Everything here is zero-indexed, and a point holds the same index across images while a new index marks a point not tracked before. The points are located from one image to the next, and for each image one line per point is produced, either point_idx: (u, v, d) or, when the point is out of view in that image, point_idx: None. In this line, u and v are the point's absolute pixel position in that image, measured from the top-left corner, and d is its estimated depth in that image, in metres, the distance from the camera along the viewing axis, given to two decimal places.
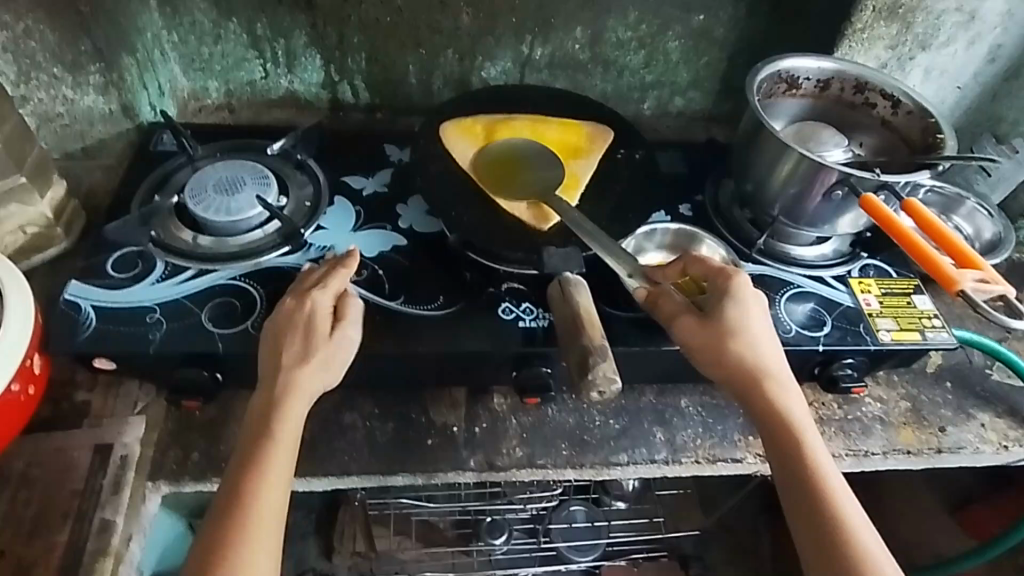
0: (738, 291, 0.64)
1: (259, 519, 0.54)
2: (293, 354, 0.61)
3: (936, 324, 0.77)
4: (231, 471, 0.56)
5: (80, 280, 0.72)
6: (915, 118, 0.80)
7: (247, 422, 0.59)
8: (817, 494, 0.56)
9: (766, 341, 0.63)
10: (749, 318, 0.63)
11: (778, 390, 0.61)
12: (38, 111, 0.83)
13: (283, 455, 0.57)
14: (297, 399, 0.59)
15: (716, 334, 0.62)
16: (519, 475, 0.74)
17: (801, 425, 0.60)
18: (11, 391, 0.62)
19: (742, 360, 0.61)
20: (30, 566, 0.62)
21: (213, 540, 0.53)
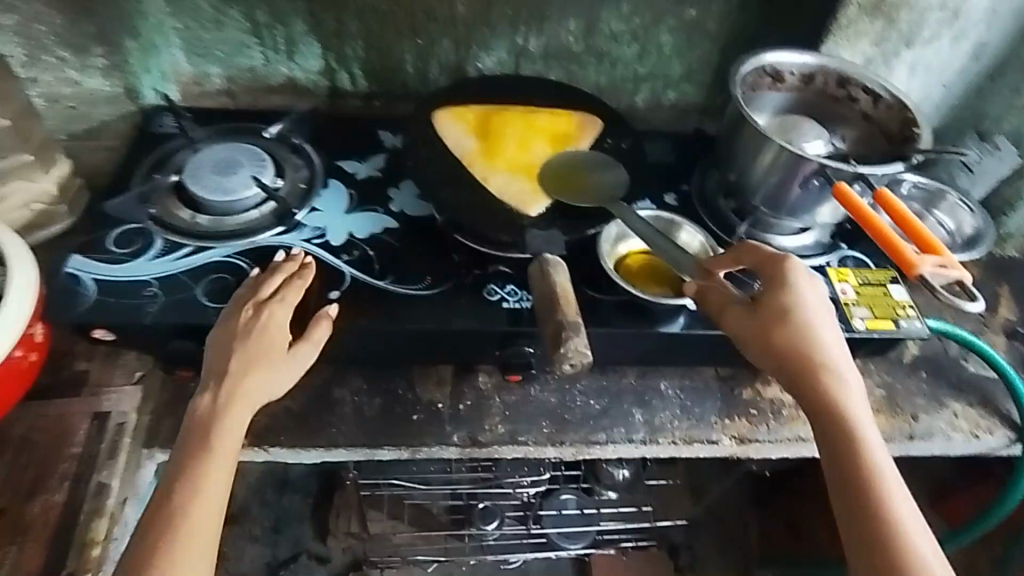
0: (798, 277, 0.65)
1: (190, 525, 0.56)
2: (239, 362, 0.64)
3: (911, 314, 0.79)
4: (171, 470, 0.59)
5: (81, 254, 0.74)
6: (895, 112, 0.82)
7: (188, 422, 0.61)
8: (865, 483, 0.57)
9: (825, 328, 0.64)
10: (807, 304, 0.64)
11: (834, 384, 0.62)
12: (46, 91, 0.88)
13: (219, 461, 0.59)
14: (241, 409, 0.62)
15: (770, 320, 0.64)
16: (501, 450, 0.77)
17: (857, 417, 0.61)
18: (12, 357, 0.66)
19: (794, 350, 0.63)
20: (28, 524, 0.65)
21: (149, 536, 0.55)
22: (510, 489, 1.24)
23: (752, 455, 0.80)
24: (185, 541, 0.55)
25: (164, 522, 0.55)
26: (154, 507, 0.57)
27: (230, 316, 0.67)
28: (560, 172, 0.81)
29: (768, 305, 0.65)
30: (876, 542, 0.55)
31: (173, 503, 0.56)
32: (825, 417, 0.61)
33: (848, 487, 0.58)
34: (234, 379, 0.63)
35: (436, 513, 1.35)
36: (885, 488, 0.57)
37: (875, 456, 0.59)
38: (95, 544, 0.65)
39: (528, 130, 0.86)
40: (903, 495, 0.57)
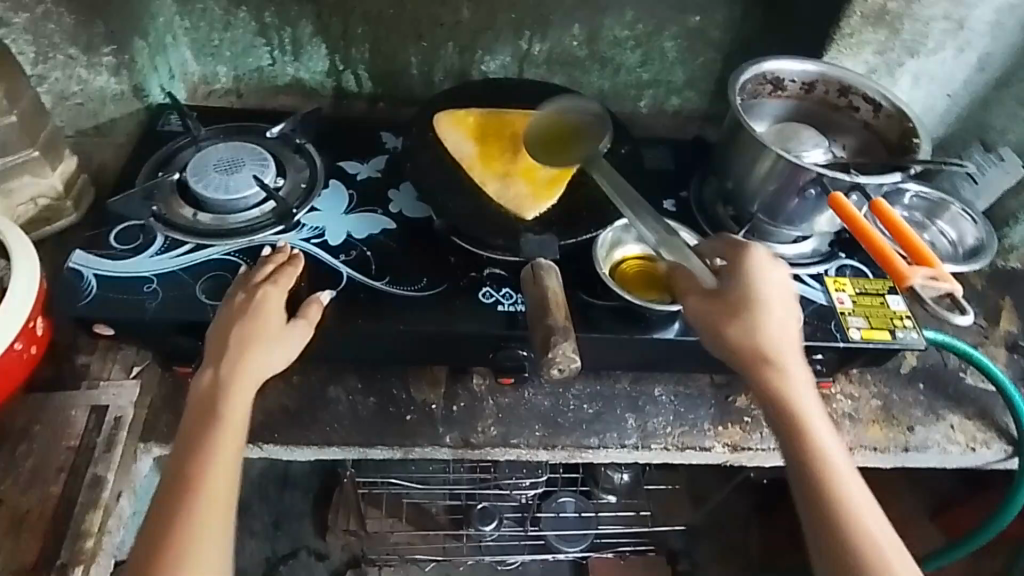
0: (755, 271, 0.65)
1: (206, 497, 0.57)
2: (237, 342, 0.65)
3: (907, 325, 0.79)
4: (179, 448, 0.60)
5: (84, 250, 0.76)
6: (895, 122, 0.82)
7: (191, 404, 0.63)
8: (820, 479, 0.57)
9: (781, 322, 0.63)
10: (762, 297, 0.63)
11: (781, 376, 0.61)
12: (55, 89, 0.89)
13: (229, 435, 0.61)
14: (243, 383, 0.63)
15: (727, 316, 0.63)
16: (493, 452, 0.77)
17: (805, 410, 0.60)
18: (14, 350, 0.67)
19: (741, 343, 0.62)
20: (25, 514, 0.67)
21: (163, 510, 0.57)
22: (509, 491, 1.22)
23: (744, 462, 0.81)
24: (203, 512, 0.57)
25: (179, 496, 0.57)
26: (168, 483, 0.58)
27: (225, 305, 0.69)
28: (541, 144, 0.84)
29: (727, 300, 0.64)
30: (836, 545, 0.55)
31: (187, 476, 0.58)
32: (781, 414, 0.60)
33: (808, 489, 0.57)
34: (233, 357, 0.64)
35: (434, 514, 1.38)
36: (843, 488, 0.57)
37: (830, 454, 0.58)
38: (89, 535, 0.66)
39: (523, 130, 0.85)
40: (861, 492, 0.57)
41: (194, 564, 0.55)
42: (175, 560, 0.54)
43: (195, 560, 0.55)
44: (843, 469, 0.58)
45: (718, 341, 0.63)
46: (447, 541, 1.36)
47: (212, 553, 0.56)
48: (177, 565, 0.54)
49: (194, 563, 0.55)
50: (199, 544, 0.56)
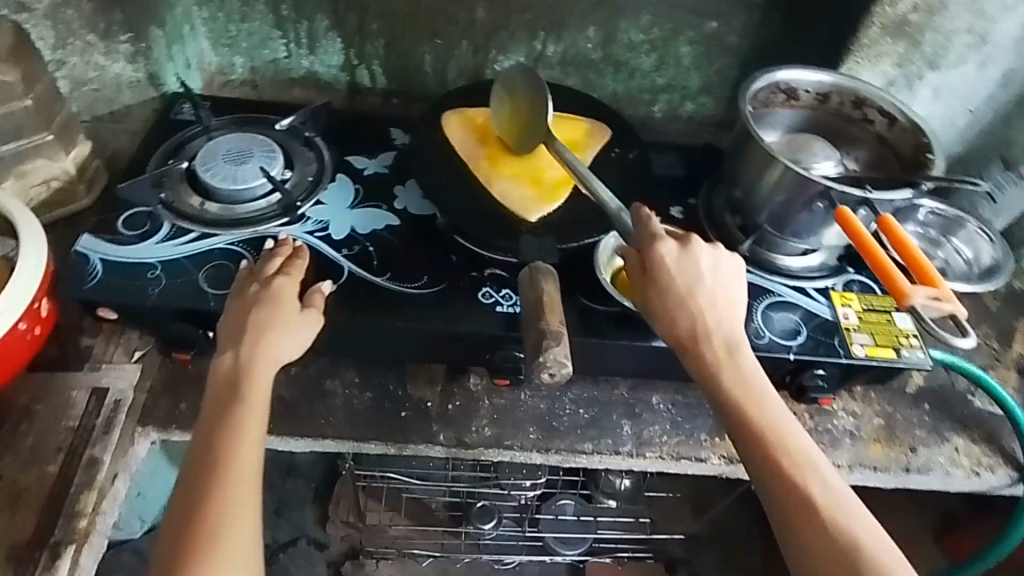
0: (680, 256, 0.64)
1: (237, 470, 0.60)
2: (256, 326, 0.67)
3: (914, 344, 0.78)
4: (204, 425, 0.63)
5: (92, 234, 0.77)
6: (909, 136, 0.80)
7: (213, 385, 0.65)
8: (767, 459, 0.56)
9: (710, 306, 0.63)
10: (692, 282, 0.63)
11: (721, 359, 0.61)
12: (71, 75, 0.91)
13: (254, 410, 0.64)
14: (264, 366, 0.65)
15: (664, 307, 0.62)
16: (486, 453, 0.77)
17: (746, 392, 0.59)
18: (18, 330, 0.68)
19: (684, 332, 0.62)
20: (23, 491, 0.68)
21: (196, 481, 0.60)
22: (508, 490, 1.21)
23: (740, 474, 0.80)
24: (236, 483, 0.60)
25: (211, 471, 0.60)
26: (196, 461, 0.61)
27: (237, 293, 0.71)
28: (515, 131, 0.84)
29: (658, 289, 0.63)
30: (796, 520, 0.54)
31: (217, 449, 0.61)
32: (722, 399, 0.60)
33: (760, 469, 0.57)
34: (252, 342, 0.66)
35: (434, 510, 1.35)
36: (794, 461, 0.56)
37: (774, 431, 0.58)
38: (83, 515, 0.67)
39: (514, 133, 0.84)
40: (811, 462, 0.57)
41: (231, 531, 0.58)
42: (212, 529, 0.57)
43: (230, 526, 0.58)
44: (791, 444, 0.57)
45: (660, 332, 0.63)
46: (445, 537, 1.36)
47: (248, 520, 0.59)
48: (216, 534, 0.57)
49: (232, 530, 0.58)
50: (234, 512, 0.59)
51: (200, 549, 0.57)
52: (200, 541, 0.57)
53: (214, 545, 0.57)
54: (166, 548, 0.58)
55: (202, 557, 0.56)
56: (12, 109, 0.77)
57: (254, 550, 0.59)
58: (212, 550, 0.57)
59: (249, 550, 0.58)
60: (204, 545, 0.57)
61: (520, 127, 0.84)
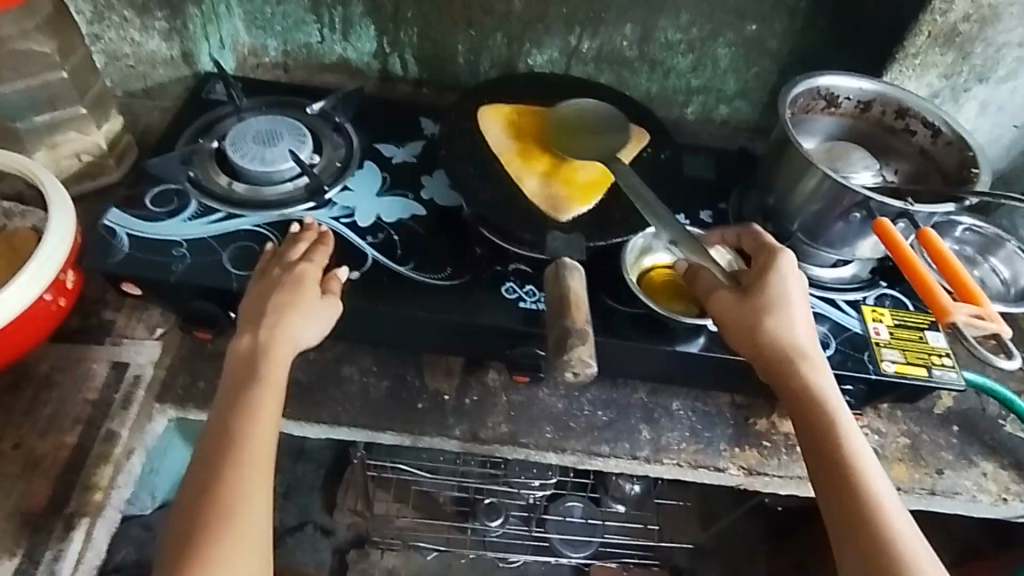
0: (780, 272, 0.68)
1: (251, 451, 0.61)
2: (275, 309, 0.67)
3: (946, 363, 0.75)
4: (222, 404, 0.64)
5: (120, 208, 0.77)
6: (954, 150, 0.78)
7: (231, 365, 0.66)
8: (837, 456, 0.61)
9: (802, 317, 0.67)
10: (787, 296, 0.67)
11: (808, 366, 0.65)
12: (108, 49, 0.93)
13: (271, 394, 0.64)
14: (281, 350, 0.66)
15: (755, 313, 0.66)
16: (501, 449, 0.76)
17: (828, 399, 0.63)
18: (43, 299, 0.69)
19: (774, 334, 0.65)
20: (40, 459, 0.68)
21: (212, 459, 0.61)
22: (518, 489, 1.22)
23: (758, 487, 0.78)
24: (249, 464, 0.60)
25: (226, 450, 0.61)
26: (212, 438, 0.62)
27: (259, 274, 0.71)
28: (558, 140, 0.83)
29: (750, 295, 0.67)
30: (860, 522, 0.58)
31: (232, 429, 0.62)
32: (808, 403, 0.63)
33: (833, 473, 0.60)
34: (270, 324, 0.67)
35: (441, 503, 1.35)
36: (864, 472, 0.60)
37: (847, 435, 0.62)
38: (97, 488, 0.67)
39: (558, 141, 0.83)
40: (877, 471, 0.61)
41: (244, 512, 0.59)
42: (226, 508, 0.58)
43: (243, 506, 0.59)
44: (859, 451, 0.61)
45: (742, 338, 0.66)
46: (450, 531, 1.35)
47: (260, 501, 0.60)
48: (229, 512, 0.58)
49: (245, 509, 0.59)
50: (248, 492, 0.59)
51: (211, 527, 0.58)
52: (212, 518, 0.58)
53: (227, 524, 0.58)
54: (179, 521, 0.59)
55: (217, 535, 0.57)
56: (48, 80, 0.78)
57: (264, 531, 0.60)
58: (224, 528, 0.58)
59: (260, 532, 0.59)
60: (216, 522, 0.58)
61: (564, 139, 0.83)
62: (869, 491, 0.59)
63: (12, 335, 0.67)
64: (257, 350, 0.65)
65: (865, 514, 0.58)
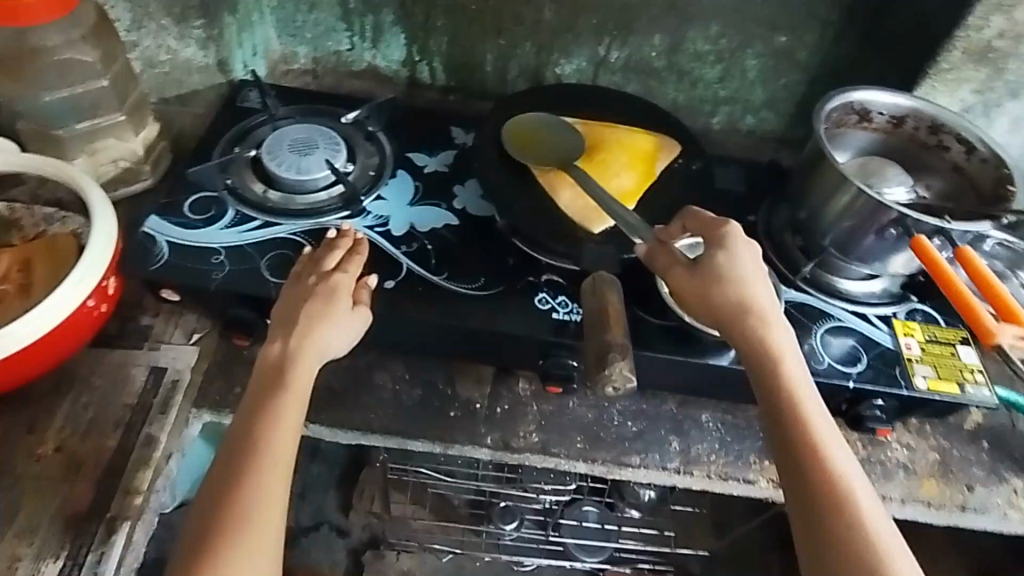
0: (730, 242, 0.65)
1: (270, 458, 0.61)
2: (306, 317, 0.67)
3: (979, 380, 0.75)
4: (246, 409, 0.64)
5: (159, 215, 0.78)
6: (989, 167, 0.78)
7: (260, 370, 0.66)
8: (796, 428, 0.58)
9: (758, 287, 0.64)
10: (738, 266, 0.64)
11: (766, 334, 0.62)
12: (144, 56, 0.93)
13: (294, 402, 0.64)
14: (310, 358, 0.66)
15: (707, 287, 0.63)
16: (532, 458, 0.77)
17: (787, 368, 0.61)
18: (86, 306, 0.70)
19: (729, 304, 0.63)
20: (81, 461, 0.69)
21: (233, 463, 0.61)
22: (534, 494, 1.23)
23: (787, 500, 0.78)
24: (266, 470, 0.60)
25: (246, 457, 0.61)
26: (233, 444, 0.62)
27: (293, 282, 0.71)
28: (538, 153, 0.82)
29: (705, 268, 0.64)
30: (814, 500, 0.56)
31: (255, 434, 0.62)
32: (764, 373, 0.61)
33: (789, 448, 0.58)
34: (301, 332, 0.67)
35: (456, 505, 1.33)
36: (822, 443, 0.58)
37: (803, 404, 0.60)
38: (138, 491, 0.69)
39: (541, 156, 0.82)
40: (836, 442, 0.58)
41: (261, 517, 0.59)
42: (243, 516, 0.58)
43: (256, 512, 0.59)
44: (816, 420, 0.59)
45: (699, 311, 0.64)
46: (465, 534, 1.35)
47: (277, 509, 0.60)
48: (244, 515, 0.58)
49: (259, 513, 0.59)
50: (265, 500, 0.59)
51: (228, 534, 0.58)
52: (230, 525, 0.58)
53: (243, 531, 0.58)
54: (196, 526, 0.59)
55: (233, 538, 0.57)
56: (90, 89, 0.79)
57: (279, 539, 0.60)
58: (241, 536, 0.58)
59: (274, 541, 0.59)
60: (233, 530, 0.58)
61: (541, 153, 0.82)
62: (822, 463, 0.57)
63: (54, 340, 0.68)
64: (286, 357, 0.65)
65: (819, 491, 0.56)
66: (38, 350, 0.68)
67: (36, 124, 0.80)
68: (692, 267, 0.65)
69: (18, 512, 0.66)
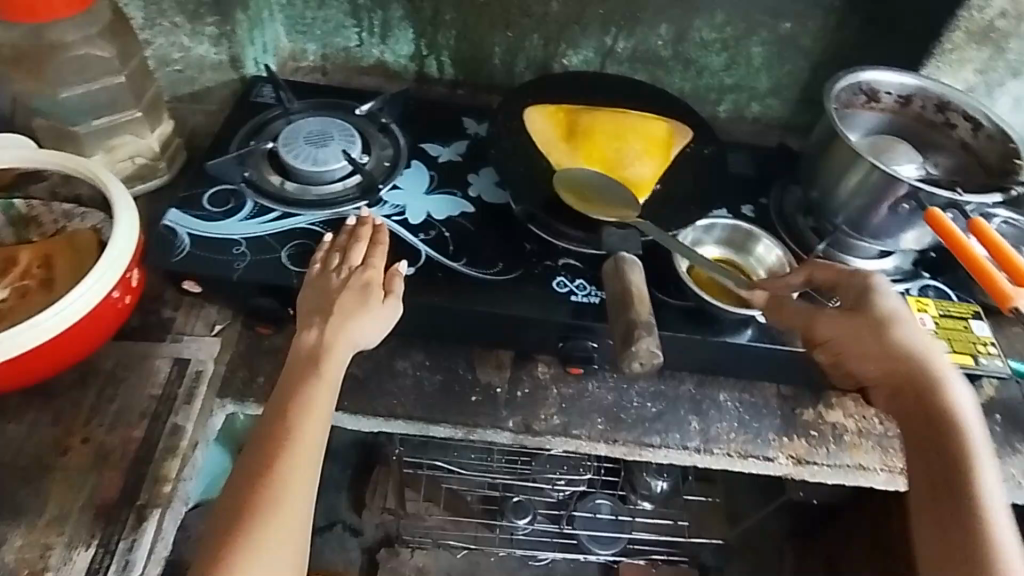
0: (887, 292, 0.67)
1: (301, 445, 0.62)
2: (343, 307, 0.69)
3: (991, 352, 0.77)
4: (280, 393, 0.65)
5: (179, 208, 0.79)
6: (995, 142, 0.80)
7: (293, 356, 0.67)
8: (956, 473, 0.59)
9: (920, 337, 0.65)
10: (903, 314, 0.66)
11: (933, 382, 0.63)
12: (158, 53, 0.94)
13: (326, 389, 0.65)
14: (341, 346, 0.67)
15: (868, 330, 0.66)
16: (553, 441, 0.77)
17: (956, 418, 0.62)
18: (111, 297, 0.71)
19: (890, 348, 0.65)
20: (109, 452, 0.70)
21: (266, 445, 0.62)
22: (546, 485, 1.24)
23: (806, 477, 0.79)
24: (295, 454, 0.62)
25: (278, 443, 0.62)
26: (266, 429, 0.63)
27: (321, 270, 0.73)
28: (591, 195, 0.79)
29: (860, 312, 0.67)
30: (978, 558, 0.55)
31: (287, 418, 0.63)
32: (927, 417, 0.62)
33: (954, 503, 0.58)
34: (335, 320, 0.68)
35: (468, 501, 1.32)
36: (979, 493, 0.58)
37: (971, 455, 0.60)
38: (167, 480, 0.69)
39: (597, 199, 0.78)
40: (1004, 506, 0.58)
41: (289, 500, 0.60)
42: (272, 499, 0.59)
43: (284, 494, 0.60)
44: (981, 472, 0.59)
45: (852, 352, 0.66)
46: (478, 530, 1.33)
47: (305, 494, 0.61)
48: (273, 497, 0.59)
49: (287, 495, 0.60)
50: (293, 485, 0.60)
51: (258, 514, 0.59)
52: (258, 506, 0.59)
53: (272, 515, 0.59)
54: (225, 504, 0.60)
55: (260, 519, 0.58)
56: (108, 85, 0.80)
57: (306, 525, 0.61)
58: (270, 519, 0.59)
59: (300, 527, 0.60)
60: (262, 512, 0.59)
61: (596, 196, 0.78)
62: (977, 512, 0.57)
63: (80, 332, 0.69)
64: (320, 344, 0.67)
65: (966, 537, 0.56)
66: (65, 342, 0.68)
67: (54, 121, 0.81)
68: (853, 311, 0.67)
69: (48, 502, 0.67)
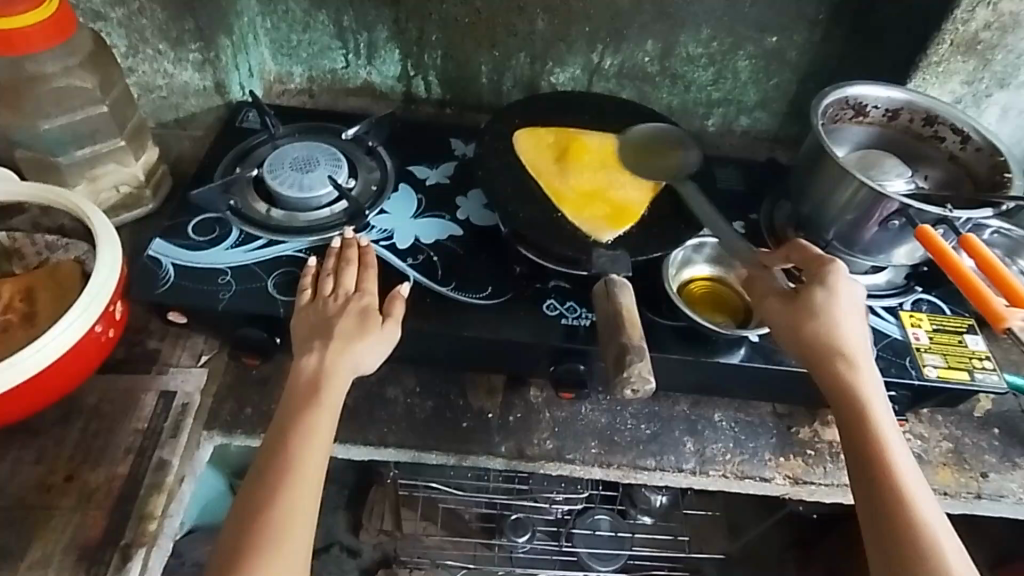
0: (840, 281, 0.66)
1: (303, 479, 0.61)
2: (343, 335, 0.68)
3: (987, 366, 0.76)
4: (281, 424, 0.64)
5: (162, 238, 0.78)
6: (984, 155, 0.80)
7: (293, 384, 0.66)
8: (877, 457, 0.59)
9: (849, 327, 0.65)
10: (835, 305, 0.65)
11: (854, 370, 0.63)
12: (142, 81, 0.94)
13: (327, 419, 0.64)
14: (343, 374, 0.66)
15: (803, 316, 0.65)
16: (547, 466, 0.76)
17: (872, 402, 0.62)
18: (94, 332, 0.69)
19: (818, 336, 0.64)
20: (93, 491, 0.69)
21: (267, 479, 0.61)
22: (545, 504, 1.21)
23: (804, 496, 0.78)
24: (297, 488, 0.60)
25: (278, 472, 0.61)
26: (266, 459, 0.62)
27: (317, 296, 0.71)
28: (580, 206, 0.79)
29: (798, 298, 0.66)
30: (900, 541, 0.56)
31: (290, 449, 0.62)
32: (849, 403, 0.62)
33: (876, 484, 0.58)
34: (335, 348, 0.67)
35: (467, 519, 1.30)
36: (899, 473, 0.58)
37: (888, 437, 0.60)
38: (152, 518, 0.68)
39: (584, 211, 0.78)
40: (919, 478, 0.59)
41: (290, 536, 0.59)
42: (273, 535, 0.58)
43: (286, 531, 0.59)
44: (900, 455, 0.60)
45: (789, 341, 0.65)
46: (478, 548, 1.31)
47: (306, 529, 0.60)
48: (275, 533, 0.58)
49: (290, 531, 0.59)
50: (294, 519, 0.59)
51: (259, 551, 0.57)
52: (258, 542, 0.58)
53: (275, 550, 0.58)
54: (226, 540, 0.59)
55: (262, 556, 0.57)
56: (89, 115, 0.79)
57: (307, 559, 0.60)
58: (271, 553, 0.57)
59: (300, 560, 0.59)
60: (265, 548, 0.57)
61: (581, 205, 0.79)
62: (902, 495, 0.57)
63: (63, 368, 0.68)
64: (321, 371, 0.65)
65: (893, 519, 0.57)
66: (46, 380, 0.67)
67: (35, 152, 0.80)
68: (792, 296, 0.67)
69: (31, 543, 0.65)
